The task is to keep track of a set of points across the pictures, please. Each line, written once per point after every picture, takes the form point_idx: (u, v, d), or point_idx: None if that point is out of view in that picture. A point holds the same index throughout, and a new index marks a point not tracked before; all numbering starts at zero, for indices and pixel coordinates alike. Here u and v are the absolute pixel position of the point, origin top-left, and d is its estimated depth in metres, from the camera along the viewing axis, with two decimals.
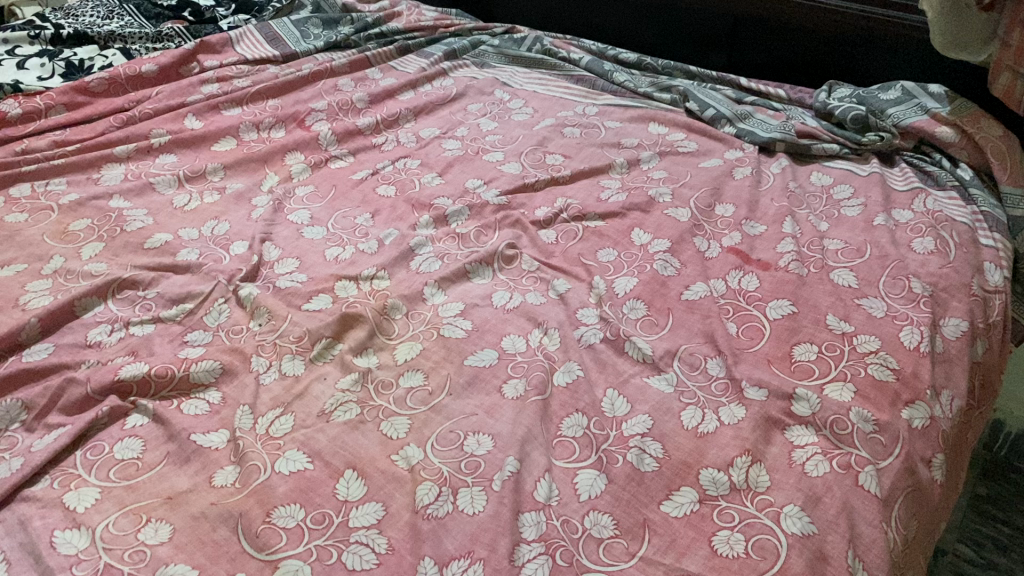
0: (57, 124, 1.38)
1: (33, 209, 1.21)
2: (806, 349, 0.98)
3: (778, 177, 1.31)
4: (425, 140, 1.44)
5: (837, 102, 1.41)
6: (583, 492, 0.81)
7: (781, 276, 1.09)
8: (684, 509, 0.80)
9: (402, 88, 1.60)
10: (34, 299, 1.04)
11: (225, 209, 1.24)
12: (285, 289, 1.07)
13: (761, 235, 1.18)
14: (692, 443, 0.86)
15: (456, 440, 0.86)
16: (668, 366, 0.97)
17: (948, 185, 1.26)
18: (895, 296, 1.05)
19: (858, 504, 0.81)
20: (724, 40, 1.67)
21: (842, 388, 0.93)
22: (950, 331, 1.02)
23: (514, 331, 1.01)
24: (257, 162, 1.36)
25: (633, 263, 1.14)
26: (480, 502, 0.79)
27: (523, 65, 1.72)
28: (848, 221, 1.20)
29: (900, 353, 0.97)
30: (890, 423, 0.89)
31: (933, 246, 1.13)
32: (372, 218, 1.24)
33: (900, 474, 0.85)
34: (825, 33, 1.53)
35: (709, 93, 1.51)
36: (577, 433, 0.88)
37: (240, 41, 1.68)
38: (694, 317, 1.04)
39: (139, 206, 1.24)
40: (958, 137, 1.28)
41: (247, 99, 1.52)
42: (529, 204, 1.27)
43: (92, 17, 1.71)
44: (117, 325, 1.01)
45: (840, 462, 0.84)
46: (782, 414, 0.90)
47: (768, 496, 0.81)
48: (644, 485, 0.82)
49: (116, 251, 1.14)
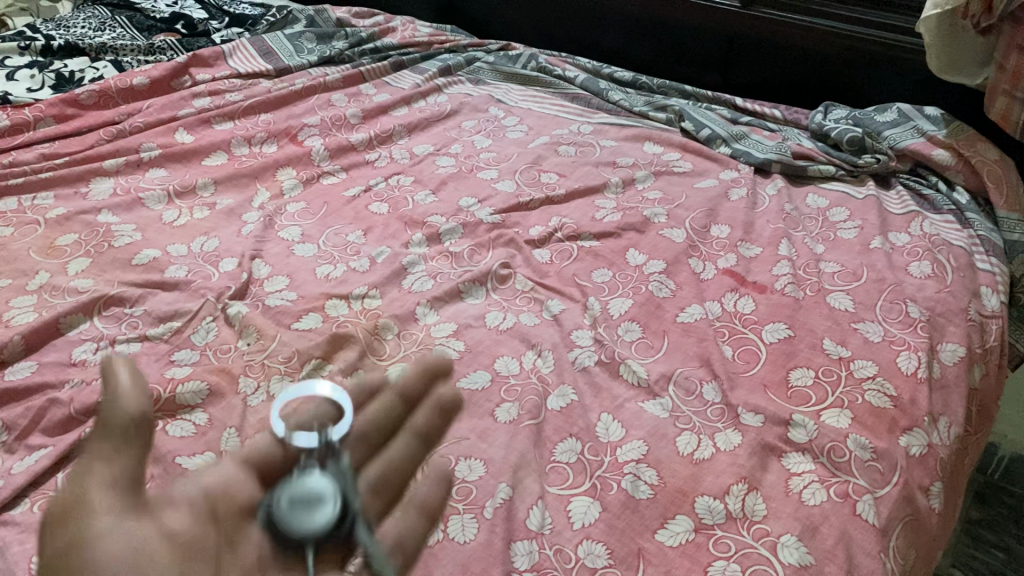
0: (46, 136, 1.36)
1: (19, 223, 1.19)
2: (802, 374, 0.97)
3: (774, 199, 1.30)
4: (419, 157, 1.43)
5: (833, 124, 1.40)
6: (577, 519, 0.80)
7: (777, 299, 1.08)
8: (679, 539, 0.78)
9: (397, 104, 1.59)
10: (19, 316, 1.02)
11: (215, 225, 1.23)
12: (274, 308, 1.05)
13: (757, 257, 1.17)
14: (687, 470, 0.85)
15: (447, 466, 0.84)
16: (664, 390, 0.95)
17: (944, 209, 1.26)
18: (893, 320, 1.04)
19: (856, 534, 0.79)
20: (720, 60, 1.66)
21: (839, 415, 0.92)
22: (948, 356, 1.01)
23: (507, 352, 1.00)
24: (248, 178, 1.34)
25: (627, 284, 1.12)
26: (472, 531, 0.77)
27: (517, 82, 1.70)
28: (844, 244, 1.19)
29: (898, 379, 0.96)
30: (888, 450, 0.88)
31: (930, 270, 1.12)
32: (364, 235, 1.23)
33: (898, 503, 0.84)
34: (822, 55, 1.53)
35: (705, 113, 1.51)
36: (571, 459, 0.86)
37: (232, 55, 1.67)
38: (690, 340, 1.02)
39: (128, 221, 1.22)
40: (955, 160, 1.27)
41: (239, 113, 1.50)
42: (523, 223, 1.26)
43: (84, 28, 1.70)
44: (103, 343, 0.99)
45: (838, 490, 0.83)
46: (778, 440, 0.89)
47: (765, 525, 0.80)
48: (639, 513, 0.81)
49: (103, 267, 1.12)
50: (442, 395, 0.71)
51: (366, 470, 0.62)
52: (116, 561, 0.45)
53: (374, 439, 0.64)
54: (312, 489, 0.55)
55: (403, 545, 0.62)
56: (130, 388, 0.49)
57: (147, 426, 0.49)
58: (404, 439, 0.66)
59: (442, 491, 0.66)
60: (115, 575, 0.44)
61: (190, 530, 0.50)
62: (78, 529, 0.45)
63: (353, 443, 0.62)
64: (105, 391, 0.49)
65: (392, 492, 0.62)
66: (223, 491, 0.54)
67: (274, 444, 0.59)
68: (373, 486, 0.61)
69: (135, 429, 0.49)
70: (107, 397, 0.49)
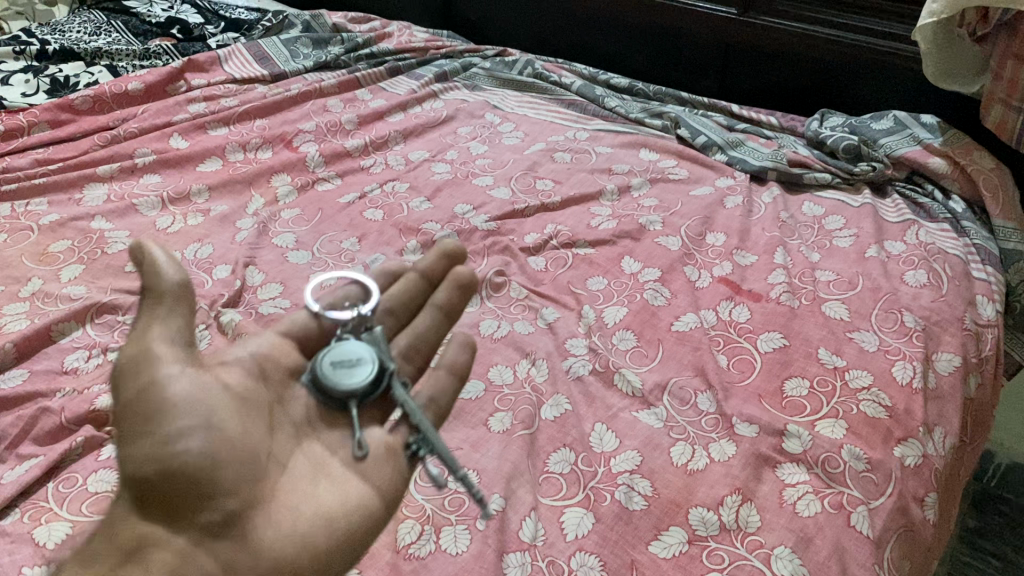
0: (40, 142, 1.36)
1: (12, 230, 1.19)
2: (797, 384, 0.97)
3: (770, 207, 1.30)
4: (414, 163, 1.43)
5: (829, 131, 1.40)
6: (570, 531, 0.79)
7: (773, 308, 1.08)
8: (673, 550, 0.78)
9: (392, 110, 1.59)
10: (11, 323, 1.02)
11: (209, 231, 1.22)
12: (267, 316, 1.05)
13: (752, 265, 1.17)
14: (681, 481, 0.85)
15: (439, 476, 0.84)
16: (658, 400, 0.95)
17: (940, 217, 1.25)
18: (888, 330, 1.04)
19: (850, 546, 0.79)
20: (717, 66, 1.66)
21: (833, 425, 0.91)
22: (943, 366, 1.01)
23: (501, 361, 1.00)
24: (243, 184, 1.34)
25: (622, 292, 1.12)
26: (464, 542, 0.77)
27: (513, 88, 1.70)
28: (840, 252, 1.19)
29: (893, 389, 0.95)
30: (882, 461, 0.88)
31: (926, 279, 1.12)
32: (359, 242, 1.22)
33: (892, 514, 0.84)
34: (818, 61, 1.52)
35: (701, 120, 1.51)
36: (564, 469, 0.86)
37: (228, 60, 1.67)
38: (685, 349, 1.02)
39: (121, 227, 1.22)
40: (951, 169, 1.27)
41: (234, 118, 1.50)
42: (518, 230, 1.25)
43: (79, 32, 1.70)
44: (95, 351, 0.99)
45: (832, 501, 0.83)
46: (773, 451, 0.88)
47: (759, 537, 0.79)
48: (632, 525, 0.80)
49: (96, 274, 1.12)
50: (458, 272, 0.80)
51: (398, 339, 0.78)
52: (176, 402, 0.61)
53: (402, 314, 0.80)
54: (351, 353, 0.71)
55: (436, 403, 0.72)
56: (168, 262, 0.66)
57: (186, 289, 0.66)
58: (428, 312, 0.79)
59: (468, 354, 0.74)
60: (180, 410, 0.61)
61: (244, 384, 0.67)
62: (147, 377, 0.62)
63: (381, 317, 0.79)
64: (146, 271, 0.66)
65: (425, 355, 0.78)
66: (267, 355, 0.72)
67: (310, 319, 0.76)
68: (404, 353, 0.77)
69: (174, 296, 0.65)
70: (150, 270, 0.65)
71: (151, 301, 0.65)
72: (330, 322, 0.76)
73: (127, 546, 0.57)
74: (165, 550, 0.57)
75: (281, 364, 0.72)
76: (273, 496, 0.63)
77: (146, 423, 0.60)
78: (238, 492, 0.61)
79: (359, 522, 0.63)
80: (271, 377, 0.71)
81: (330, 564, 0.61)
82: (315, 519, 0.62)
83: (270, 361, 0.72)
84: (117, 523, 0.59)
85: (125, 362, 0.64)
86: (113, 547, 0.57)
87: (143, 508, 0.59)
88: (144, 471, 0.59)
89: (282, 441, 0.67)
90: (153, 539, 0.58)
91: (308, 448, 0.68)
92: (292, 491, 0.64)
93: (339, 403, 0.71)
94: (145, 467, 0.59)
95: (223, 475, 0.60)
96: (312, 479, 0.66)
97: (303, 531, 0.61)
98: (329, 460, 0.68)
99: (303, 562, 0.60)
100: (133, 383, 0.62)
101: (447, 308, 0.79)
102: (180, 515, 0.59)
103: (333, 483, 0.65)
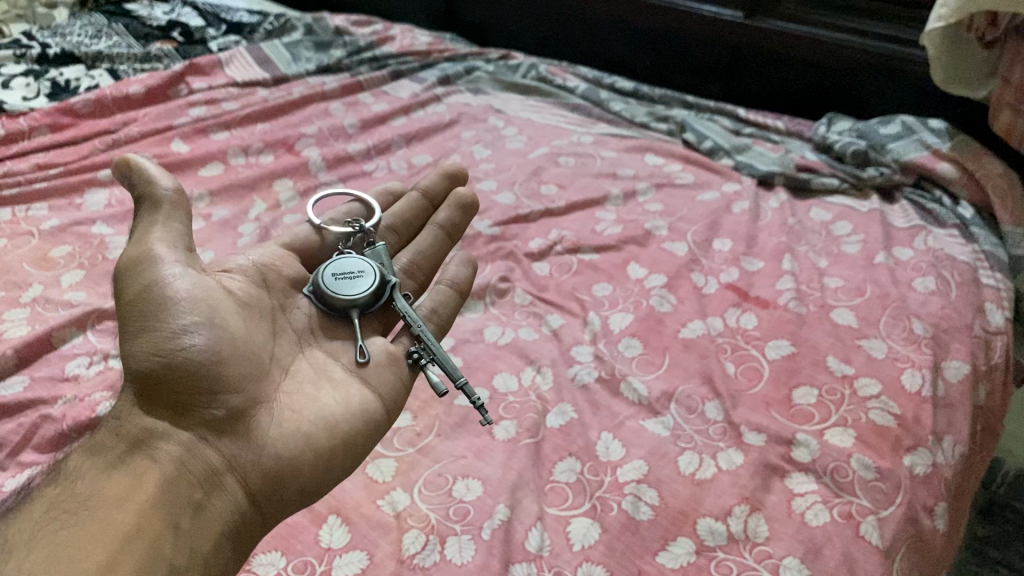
0: (42, 146, 1.35)
1: (12, 235, 1.18)
2: (805, 393, 0.96)
3: (777, 212, 1.29)
4: (417, 167, 1.42)
5: (836, 136, 1.40)
6: (576, 541, 0.78)
7: (780, 315, 1.07)
8: (680, 561, 0.77)
9: (395, 114, 1.58)
10: (11, 330, 1.01)
11: (210, 236, 1.21)
12: None
13: (759, 271, 1.16)
14: (689, 491, 0.84)
15: (444, 485, 0.83)
16: (665, 409, 0.94)
17: (949, 223, 1.24)
18: (896, 337, 1.03)
19: (861, 557, 0.78)
20: (722, 69, 1.65)
21: (842, 434, 0.90)
22: (952, 373, 1.00)
23: (506, 368, 0.99)
24: (245, 189, 1.33)
25: (628, 298, 1.11)
26: (470, 552, 0.76)
27: (518, 92, 1.69)
28: (847, 258, 1.18)
29: (902, 398, 0.94)
30: (892, 470, 0.86)
31: (935, 285, 1.11)
32: None
33: (903, 524, 0.83)
34: (824, 65, 1.52)
35: (707, 124, 1.50)
36: (570, 478, 0.85)
37: (229, 63, 1.66)
38: (691, 356, 1.01)
39: (123, 232, 1.21)
40: (959, 174, 1.27)
41: (236, 122, 1.49)
42: (522, 235, 1.25)
43: (80, 36, 1.69)
44: (96, 357, 0.98)
45: (841, 511, 0.82)
46: (781, 460, 0.87)
47: (767, 547, 0.78)
48: (639, 535, 0.79)
49: (97, 279, 1.11)
50: (460, 196, 1.00)
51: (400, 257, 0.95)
52: (180, 299, 0.72)
53: (404, 232, 1.00)
54: (353, 268, 0.85)
55: (436, 316, 0.88)
56: (163, 177, 0.80)
57: (181, 202, 0.80)
58: (430, 230, 0.97)
59: (468, 271, 0.93)
60: (183, 305, 0.71)
61: (247, 295, 0.80)
62: (148, 277, 0.73)
63: (386, 234, 0.98)
64: (147, 190, 0.79)
65: (424, 272, 0.95)
66: (271, 271, 0.85)
67: (313, 232, 0.93)
68: (407, 268, 0.94)
69: (171, 208, 0.78)
70: (152, 190, 0.78)
71: (150, 210, 0.78)
72: (334, 236, 0.94)
73: (133, 437, 0.66)
74: (169, 443, 0.66)
75: (283, 276, 0.86)
76: (274, 398, 0.73)
77: (149, 319, 0.70)
78: (241, 390, 0.70)
79: (359, 419, 0.74)
80: (275, 290, 0.84)
81: (327, 462, 0.71)
82: (317, 421, 0.71)
83: (273, 272, 0.85)
84: (126, 416, 0.68)
85: (129, 262, 0.74)
86: (123, 437, 0.66)
87: (147, 403, 0.68)
88: (149, 365, 0.68)
89: (286, 348, 0.79)
90: (158, 432, 0.67)
91: (312, 356, 0.80)
92: (294, 393, 0.74)
93: (342, 313, 0.83)
94: (150, 362, 0.68)
95: (229, 379, 0.70)
96: (313, 382, 0.76)
97: (305, 433, 0.70)
98: (332, 367, 0.79)
99: (302, 454, 0.69)
100: (138, 283, 0.73)
101: (445, 226, 0.98)
102: (183, 410, 0.68)
103: (334, 387, 0.76)
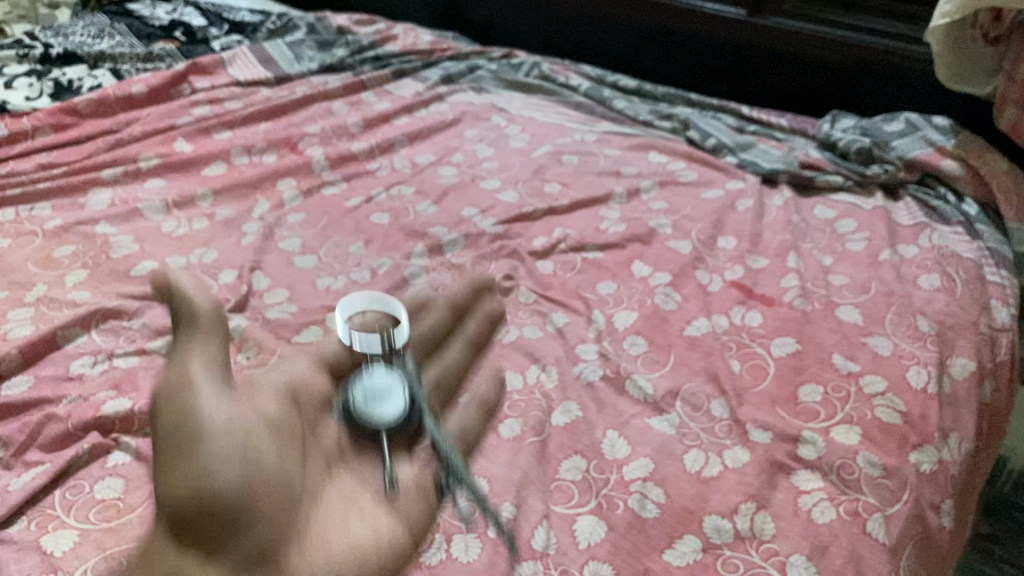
0: (45, 146, 1.35)
1: (16, 234, 1.18)
2: (811, 390, 0.96)
3: (781, 210, 1.28)
4: (420, 166, 1.42)
5: (840, 133, 1.39)
6: (582, 539, 0.78)
7: (785, 313, 1.07)
8: (686, 559, 0.77)
9: (398, 113, 1.58)
10: (16, 329, 1.01)
11: (214, 236, 1.21)
12: (274, 321, 1.04)
13: (764, 269, 1.16)
14: (695, 488, 0.83)
15: None
16: (670, 406, 0.93)
17: (953, 220, 1.24)
18: (901, 334, 1.03)
19: (867, 554, 0.78)
20: (725, 69, 1.65)
21: (848, 431, 0.90)
22: (958, 370, 1.00)
23: (510, 367, 0.99)
24: (248, 188, 1.33)
25: (632, 296, 1.11)
26: (475, 551, 0.76)
27: (520, 90, 1.68)
28: (852, 256, 1.18)
29: (908, 395, 0.94)
30: (898, 467, 0.86)
31: (940, 283, 1.11)
32: (365, 246, 1.21)
33: (909, 521, 0.82)
34: (827, 62, 1.52)
35: (711, 122, 1.49)
36: (576, 476, 0.85)
37: (232, 62, 1.66)
38: (697, 354, 1.01)
39: (126, 232, 1.21)
40: (963, 171, 1.27)
41: (239, 122, 1.49)
42: (526, 233, 1.24)
43: (82, 36, 1.69)
44: (101, 356, 0.98)
45: (848, 508, 0.82)
46: (787, 457, 0.87)
47: (774, 545, 0.78)
48: (645, 533, 0.79)
49: (101, 279, 1.11)
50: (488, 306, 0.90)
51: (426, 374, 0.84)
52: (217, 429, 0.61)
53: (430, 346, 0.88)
54: (383, 388, 0.78)
55: (467, 441, 0.78)
56: (203, 294, 0.69)
57: (219, 314, 0.69)
58: (458, 346, 0.89)
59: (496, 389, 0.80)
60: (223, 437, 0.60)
61: (279, 415, 0.69)
62: (182, 404, 0.61)
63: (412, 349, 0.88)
64: (178, 297, 0.69)
65: (453, 392, 0.86)
66: (302, 388, 0.76)
67: (342, 349, 0.82)
68: (434, 385, 0.84)
69: (215, 319, 0.68)
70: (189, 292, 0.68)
71: (185, 324, 0.67)
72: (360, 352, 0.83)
73: None
74: None
75: (314, 397, 0.76)
76: (308, 536, 0.62)
77: (182, 448, 0.59)
78: (274, 527, 0.60)
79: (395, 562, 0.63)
80: (303, 408, 0.74)
81: None
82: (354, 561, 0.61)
83: (304, 393, 0.76)
84: (144, 559, 0.57)
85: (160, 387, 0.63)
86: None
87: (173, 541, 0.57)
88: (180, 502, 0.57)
89: (316, 477, 0.69)
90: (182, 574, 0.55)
91: (342, 485, 0.70)
92: (329, 528, 0.64)
93: (371, 437, 0.74)
94: (180, 495, 0.57)
95: (266, 465, 0.63)
96: (346, 514, 0.66)
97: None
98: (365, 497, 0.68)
99: None
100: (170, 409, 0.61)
101: (474, 340, 0.89)
102: (213, 549, 0.57)
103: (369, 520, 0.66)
